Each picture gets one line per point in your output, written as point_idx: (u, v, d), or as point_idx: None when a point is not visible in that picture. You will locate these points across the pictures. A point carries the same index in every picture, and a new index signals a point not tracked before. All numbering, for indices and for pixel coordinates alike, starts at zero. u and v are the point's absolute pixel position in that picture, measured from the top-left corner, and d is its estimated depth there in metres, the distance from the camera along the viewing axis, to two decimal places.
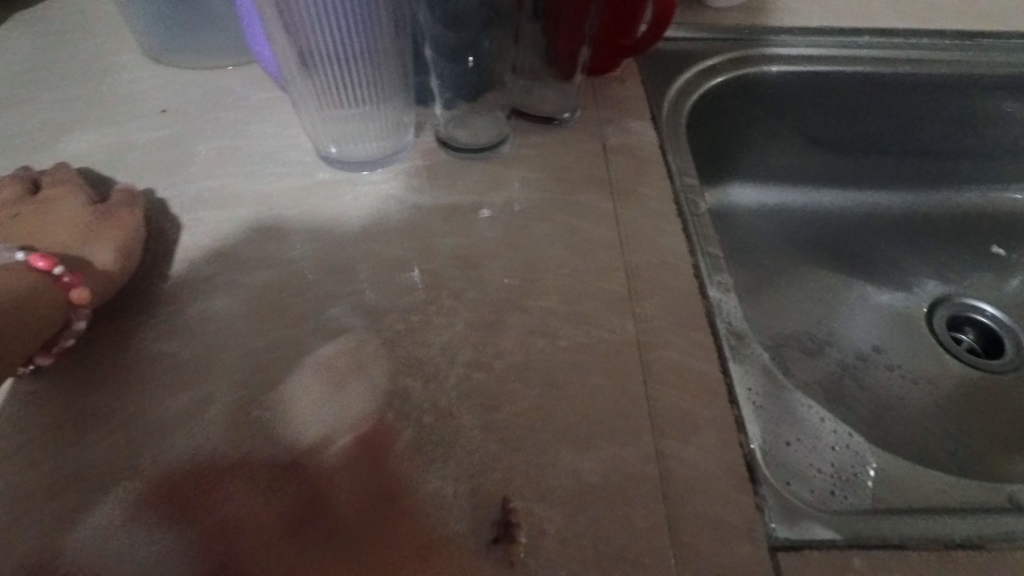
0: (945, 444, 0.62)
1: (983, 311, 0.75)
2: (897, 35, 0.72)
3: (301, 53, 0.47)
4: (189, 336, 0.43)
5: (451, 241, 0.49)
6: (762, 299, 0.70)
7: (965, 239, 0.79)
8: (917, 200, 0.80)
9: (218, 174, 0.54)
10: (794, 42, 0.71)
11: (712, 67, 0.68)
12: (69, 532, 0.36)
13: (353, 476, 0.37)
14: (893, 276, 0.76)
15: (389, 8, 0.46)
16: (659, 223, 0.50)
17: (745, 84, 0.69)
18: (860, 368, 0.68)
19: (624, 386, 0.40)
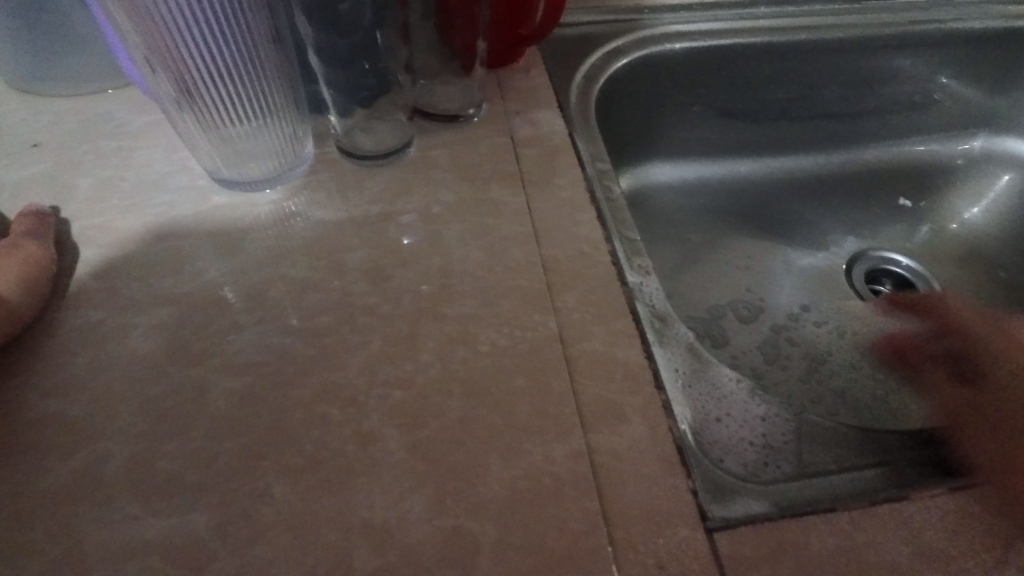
0: (876, 392, 0.64)
1: (897, 262, 0.79)
2: (790, 5, 0.75)
3: (175, 71, 0.44)
4: (79, 387, 0.39)
5: (361, 253, 0.47)
6: (689, 273, 0.71)
7: (874, 194, 0.82)
8: (827, 161, 0.82)
9: (103, 208, 0.50)
10: (694, 20, 0.72)
11: (617, 50, 0.68)
12: None
13: (273, 514, 0.35)
14: (811, 237, 0.78)
15: (264, 16, 0.44)
16: (574, 212, 0.50)
17: (652, 65, 0.69)
18: (790, 329, 0.69)
19: (545, 382, 0.40)
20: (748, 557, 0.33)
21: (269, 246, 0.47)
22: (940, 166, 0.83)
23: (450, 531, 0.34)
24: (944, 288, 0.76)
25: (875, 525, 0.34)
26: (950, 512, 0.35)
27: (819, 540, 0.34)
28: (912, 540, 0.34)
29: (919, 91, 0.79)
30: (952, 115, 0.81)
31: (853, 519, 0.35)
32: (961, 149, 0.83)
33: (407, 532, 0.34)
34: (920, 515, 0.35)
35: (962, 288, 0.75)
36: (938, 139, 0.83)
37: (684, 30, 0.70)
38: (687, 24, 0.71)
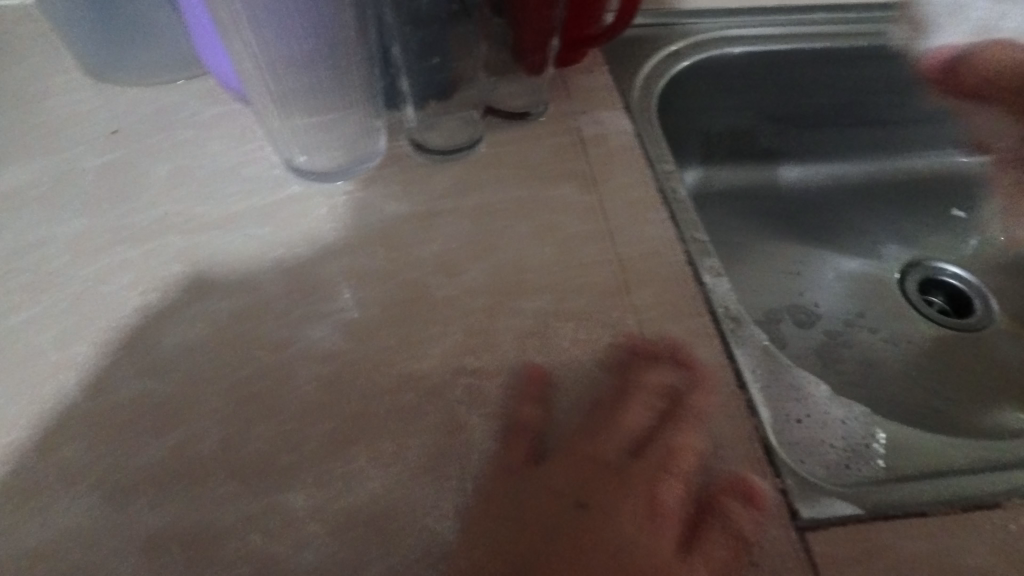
0: (932, 402, 0.63)
1: (948, 273, 0.78)
2: (850, 9, 0.74)
3: (267, 61, 0.45)
4: (166, 369, 0.40)
5: (434, 246, 0.47)
6: (741, 277, 0.70)
7: (925, 202, 0.81)
8: (876, 167, 0.82)
9: (180, 195, 0.51)
10: (751, 23, 0.72)
11: (676, 53, 0.69)
12: None
13: (364, 499, 0.35)
14: (861, 244, 0.78)
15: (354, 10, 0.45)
16: (643, 212, 0.50)
17: (710, 68, 0.70)
18: (843, 334, 0.69)
19: (622, 378, 0.40)
20: (838, 558, 0.33)
21: (345, 236, 0.48)
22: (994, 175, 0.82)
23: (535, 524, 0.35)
24: (997, 298, 0.75)
25: (963, 530, 0.34)
26: None
27: (908, 543, 0.34)
28: (1001, 548, 0.34)
29: None
30: None
31: (941, 524, 0.35)
32: None
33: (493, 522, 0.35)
34: (1009, 523, 0.35)
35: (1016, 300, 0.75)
36: None
37: (742, 34, 0.71)
38: (746, 28, 0.71)
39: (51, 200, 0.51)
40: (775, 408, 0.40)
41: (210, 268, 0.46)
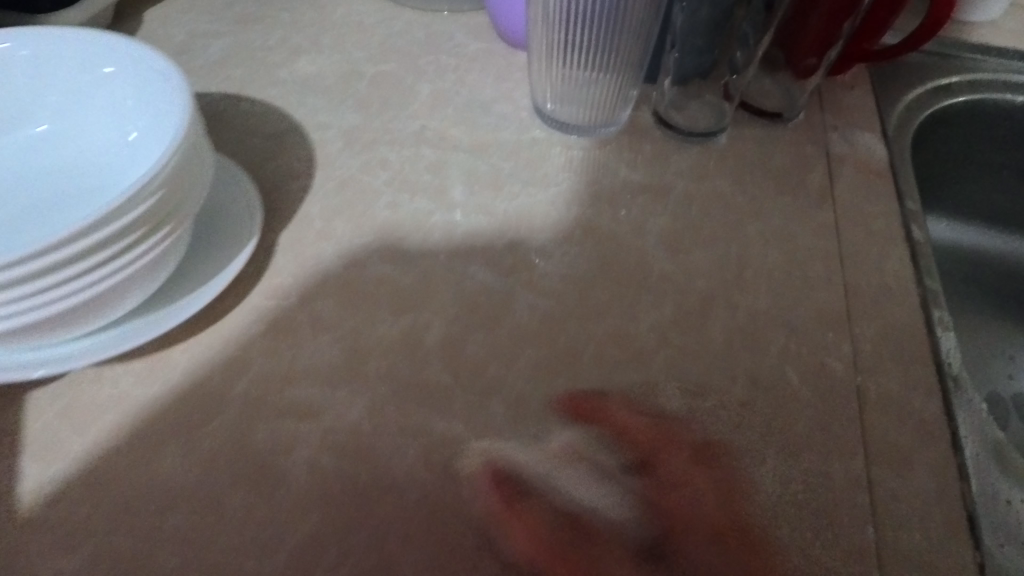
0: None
1: None
2: None
3: (558, 43, 0.52)
4: (409, 268, 0.45)
5: (661, 221, 0.48)
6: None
7: None
8: None
9: (439, 115, 0.57)
10: (973, 93, 0.66)
11: (914, 104, 0.64)
12: (291, 437, 0.37)
13: (559, 428, 0.37)
14: None
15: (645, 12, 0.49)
16: (885, 244, 0.48)
17: (933, 123, 0.65)
18: None
19: (813, 399, 0.39)
20: None
21: (584, 189, 0.50)
22: None
23: (729, 534, 0.34)
24: None
25: None
26: None
27: None
28: None
29: None
30: None
31: None
32: None
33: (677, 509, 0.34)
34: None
35: None
36: None
37: None
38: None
39: (333, 93, 0.58)
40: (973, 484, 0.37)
41: (228, 129, 0.54)
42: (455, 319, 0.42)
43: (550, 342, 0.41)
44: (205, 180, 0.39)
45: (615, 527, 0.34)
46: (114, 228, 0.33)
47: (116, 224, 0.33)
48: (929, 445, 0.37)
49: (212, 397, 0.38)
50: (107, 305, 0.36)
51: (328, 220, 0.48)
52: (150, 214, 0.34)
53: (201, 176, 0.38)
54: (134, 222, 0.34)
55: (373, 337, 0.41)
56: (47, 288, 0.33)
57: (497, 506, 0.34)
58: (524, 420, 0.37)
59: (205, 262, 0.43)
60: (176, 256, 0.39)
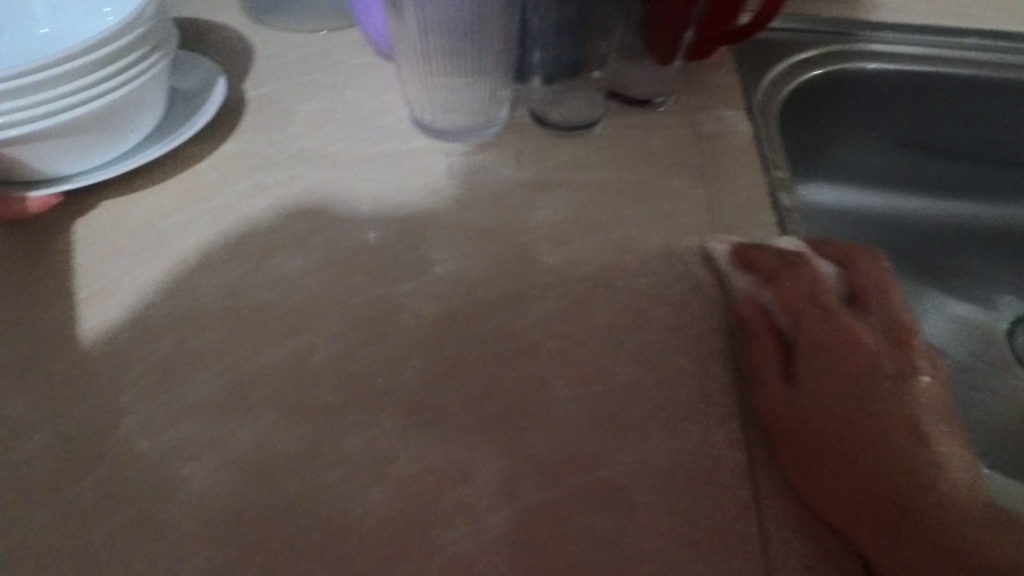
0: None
1: (965, 310, 0.77)
2: (917, 56, 0.72)
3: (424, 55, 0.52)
4: (292, 291, 0.44)
5: (544, 215, 0.49)
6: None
7: (1010, 248, 0.79)
8: (958, 208, 0.81)
9: (317, 134, 0.56)
10: (833, 62, 0.70)
11: (779, 79, 0.67)
12: (178, 479, 0.36)
13: (450, 434, 0.37)
14: (960, 281, 0.78)
15: (501, 17, 0.50)
16: (755, 213, 0.50)
17: (798, 97, 0.70)
18: None
19: (694, 369, 0.40)
20: None
21: (467, 191, 0.51)
22: None
23: (618, 513, 0.34)
24: None
25: None
26: None
27: None
28: None
29: None
30: None
31: None
32: None
33: (568, 496, 0.35)
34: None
35: None
36: None
37: (884, 50, 0.72)
38: (892, 61, 0.71)
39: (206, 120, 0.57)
40: None
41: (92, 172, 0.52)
42: (341, 335, 0.42)
43: (437, 347, 0.41)
44: (164, 53, 0.48)
45: (508, 523, 0.34)
46: (96, 55, 0.43)
47: (87, 56, 0.42)
48: (807, 398, 0.39)
49: (90, 453, 0.37)
50: (104, 121, 0.46)
51: (207, 253, 0.47)
52: (138, 44, 0.45)
53: (169, 31, 0.49)
54: (124, 49, 0.44)
55: (257, 367, 0.40)
56: (39, 106, 0.42)
57: (390, 521, 0.34)
58: (413, 430, 0.37)
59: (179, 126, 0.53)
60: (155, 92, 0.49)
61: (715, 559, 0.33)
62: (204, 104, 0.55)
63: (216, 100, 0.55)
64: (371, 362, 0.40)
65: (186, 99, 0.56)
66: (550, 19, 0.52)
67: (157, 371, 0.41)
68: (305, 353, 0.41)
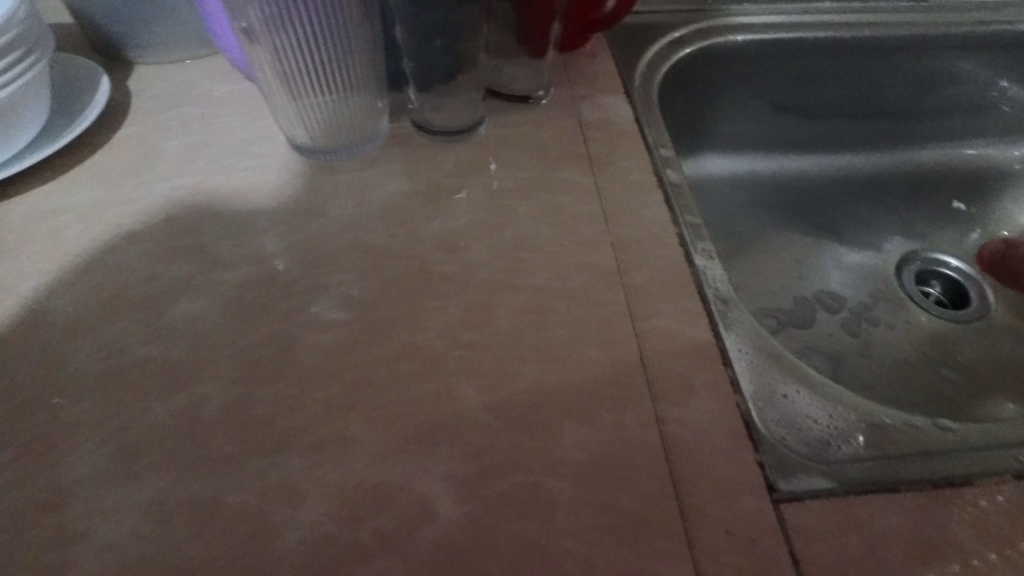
0: (940, 389, 0.68)
1: (857, 257, 0.81)
2: (778, 25, 0.75)
3: (285, 78, 0.50)
4: (176, 341, 0.42)
5: (436, 224, 0.48)
6: (740, 277, 0.76)
7: (887, 194, 0.85)
8: (837, 162, 0.86)
9: (189, 170, 0.53)
10: (703, 39, 0.73)
11: (654, 61, 0.69)
12: (66, 564, 0.33)
13: (360, 464, 0.36)
14: (848, 229, 0.83)
15: (361, 29, 0.49)
16: (643, 193, 0.51)
17: (673, 77, 0.72)
18: (822, 306, 0.76)
19: (600, 356, 0.40)
20: (813, 528, 0.34)
21: (354, 210, 0.49)
22: (999, 169, 0.87)
23: (537, 513, 0.34)
24: (992, 292, 0.79)
25: (935, 506, 0.35)
26: (1009, 499, 0.36)
27: (883, 516, 0.34)
28: (975, 521, 0.35)
29: (973, 94, 0.83)
30: (1006, 122, 0.85)
31: (916, 499, 0.35)
32: (1020, 154, 0.87)
33: (487, 505, 0.34)
34: (994, 494, 0.36)
35: (1005, 296, 0.79)
36: (995, 144, 0.87)
37: (748, 22, 0.75)
38: (758, 31, 0.74)
39: (66, 168, 0.53)
40: (749, 393, 0.40)
41: None
42: (235, 379, 0.40)
43: (339, 377, 0.39)
44: (39, 54, 0.47)
45: (430, 544, 0.33)
46: None
47: None
48: (707, 368, 0.40)
49: None
50: None
51: (77, 312, 0.43)
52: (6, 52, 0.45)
53: (44, 35, 0.49)
54: None
55: (145, 428, 0.38)
56: None
57: (304, 566, 0.33)
58: (320, 467, 0.36)
59: (66, 131, 0.53)
60: (35, 99, 0.49)
61: (639, 541, 0.33)
62: (88, 107, 0.55)
63: (102, 100, 0.56)
64: (270, 403, 0.38)
65: (70, 105, 0.56)
66: (414, 28, 0.52)
67: (29, 449, 0.37)
68: (197, 404, 0.39)
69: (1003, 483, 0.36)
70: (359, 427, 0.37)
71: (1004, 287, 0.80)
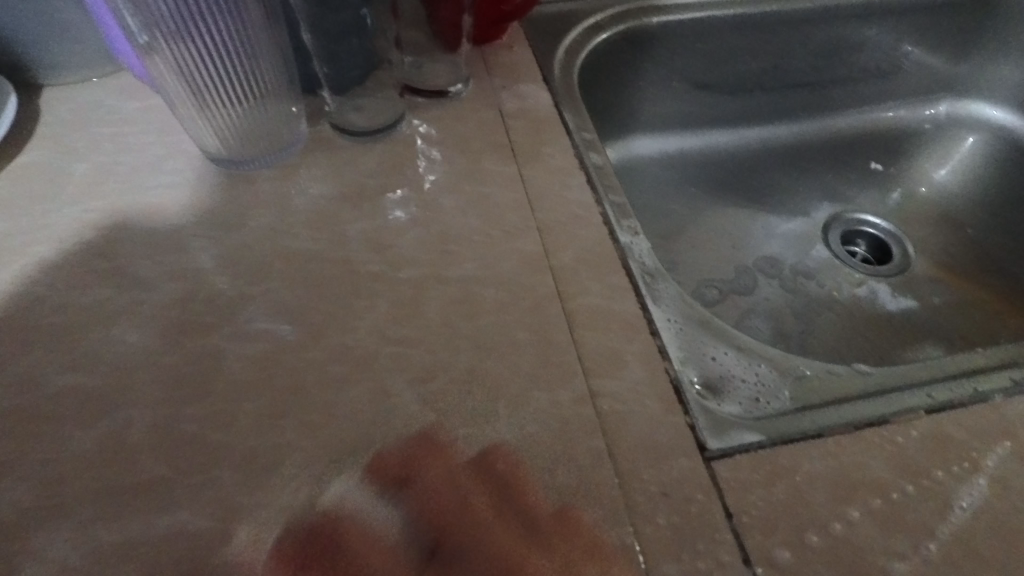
0: (871, 342, 0.72)
1: (787, 224, 0.84)
2: (691, 7, 0.77)
3: (191, 90, 0.48)
4: (96, 367, 0.40)
5: (362, 225, 0.48)
6: (676, 254, 0.78)
7: (809, 161, 0.89)
8: (761, 134, 0.89)
9: (102, 191, 0.51)
10: (618, 24, 0.74)
11: (571, 48, 0.71)
12: None
13: (296, 471, 0.36)
14: (777, 197, 0.86)
15: (261, 32, 0.47)
16: (567, 177, 0.52)
17: (591, 64, 0.74)
18: (756, 273, 0.78)
19: (531, 338, 0.41)
20: (745, 481, 0.35)
21: (278, 217, 0.49)
22: (910, 130, 0.92)
23: (477, 497, 0.35)
24: (913, 246, 0.84)
25: (857, 447, 0.37)
26: (926, 434, 0.37)
27: (809, 462, 0.36)
28: (894, 458, 0.36)
29: (882, 59, 0.86)
30: (912, 84, 0.90)
31: (837, 442, 0.37)
32: (928, 114, 0.91)
33: (426, 496, 0.35)
34: (911, 430, 0.38)
35: (925, 249, 0.83)
36: (907, 106, 0.91)
37: (661, 4, 0.77)
38: (671, 13, 0.76)
39: None
40: (679, 359, 0.41)
41: None
42: (162, 399, 0.39)
43: (270, 387, 0.39)
44: None
45: (373, 541, 0.33)
46: None
47: None
48: (637, 339, 0.41)
49: None
50: None
51: None
52: None
53: None
54: None
55: (69, 459, 0.37)
56: None
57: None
58: (255, 478, 0.36)
59: None
60: None
61: (580, 513, 0.34)
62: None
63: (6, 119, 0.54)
64: (201, 418, 0.38)
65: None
66: (320, 29, 0.51)
67: None
68: (124, 429, 0.38)
69: (916, 419, 0.38)
70: (293, 434, 0.37)
71: (921, 241, 0.84)
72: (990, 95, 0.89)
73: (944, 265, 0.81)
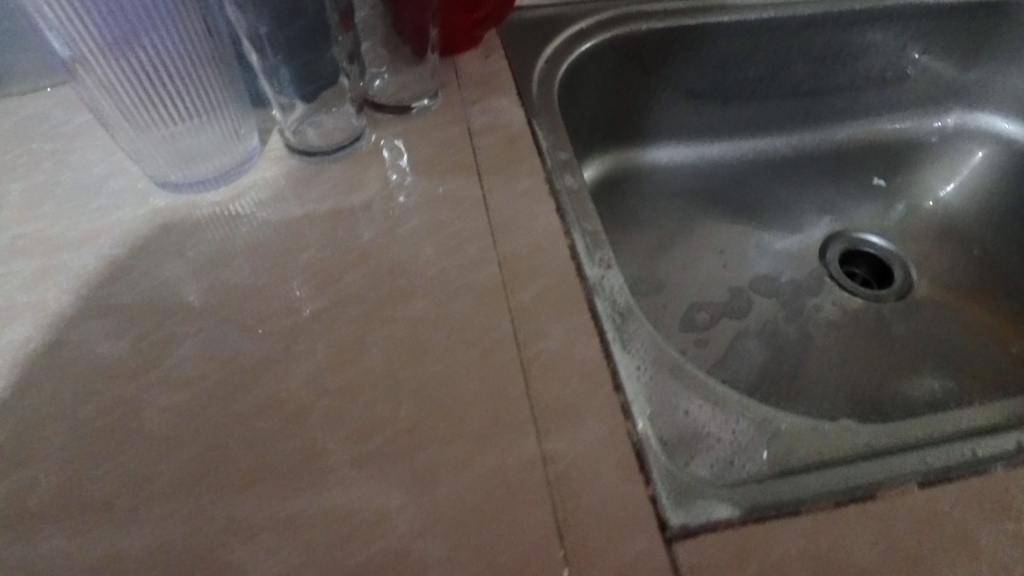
0: (867, 372, 0.68)
1: (782, 242, 0.80)
2: (681, 14, 0.73)
3: (125, 112, 0.45)
4: (6, 418, 0.37)
5: (308, 256, 0.44)
6: (664, 274, 0.74)
7: (808, 174, 0.85)
8: (757, 146, 0.85)
9: (35, 215, 0.48)
10: (603, 33, 0.70)
11: (552, 58, 0.67)
12: None
13: (210, 543, 0.32)
14: (772, 213, 0.82)
15: (199, 47, 0.44)
16: (534, 203, 0.48)
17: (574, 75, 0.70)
18: (748, 294, 0.74)
19: (481, 390, 0.37)
20: (708, 565, 0.31)
21: (218, 247, 0.45)
22: (916, 142, 0.87)
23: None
24: (915, 267, 0.79)
25: (837, 525, 0.33)
26: (915, 511, 0.33)
27: (781, 543, 0.32)
28: (878, 539, 0.32)
29: (886, 68, 0.82)
30: (919, 93, 0.85)
31: (814, 519, 0.33)
32: (936, 126, 0.87)
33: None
34: (898, 506, 0.34)
35: (929, 271, 0.79)
36: (913, 118, 0.87)
37: (650, 10, 0.73)
38: (659, 20, 0.72)
39: None
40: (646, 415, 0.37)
41: None
42: (73, 456, 0.35)
43: (191, 444, 0.35)
44: None
45: None
46: None
47: None
48: (598, 394, 0.37)
49: None
50: None
51: None
52: None
53: None
54: None
55: None
56: None
57: None
58: (165, 551, 0.32)
59: None
60: None
61: None
62: None
63: None
64: (112, 480, 0.34)
65: None
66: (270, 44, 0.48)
67: None
68: (28, 490, 0.34)
69: (905, 491, 0.34)
70: (211, 500, 0.33)
71: (925, 261, 0.79)
72: (1001, 106, 0.84)
73: (948, 288, 0.77)
